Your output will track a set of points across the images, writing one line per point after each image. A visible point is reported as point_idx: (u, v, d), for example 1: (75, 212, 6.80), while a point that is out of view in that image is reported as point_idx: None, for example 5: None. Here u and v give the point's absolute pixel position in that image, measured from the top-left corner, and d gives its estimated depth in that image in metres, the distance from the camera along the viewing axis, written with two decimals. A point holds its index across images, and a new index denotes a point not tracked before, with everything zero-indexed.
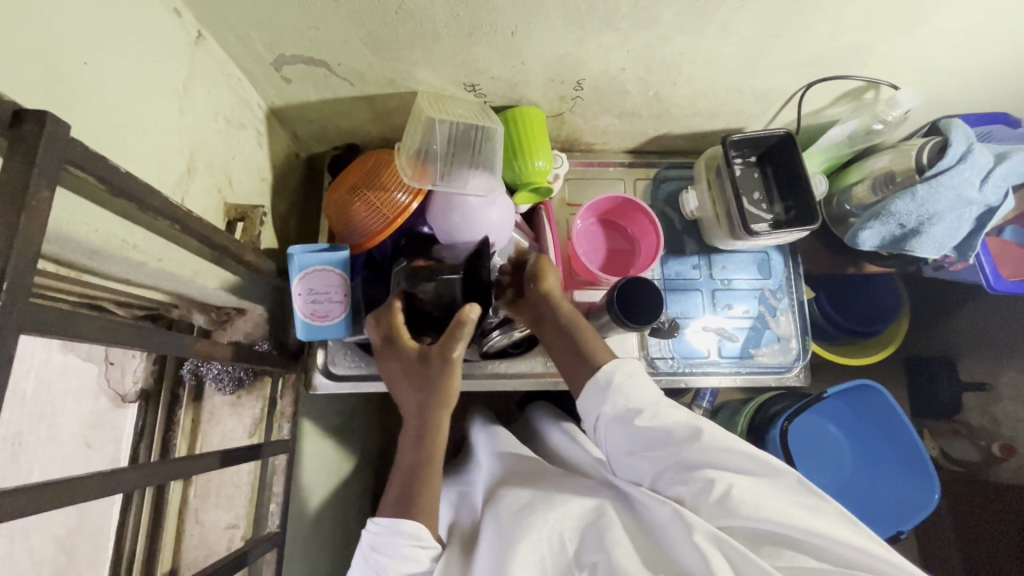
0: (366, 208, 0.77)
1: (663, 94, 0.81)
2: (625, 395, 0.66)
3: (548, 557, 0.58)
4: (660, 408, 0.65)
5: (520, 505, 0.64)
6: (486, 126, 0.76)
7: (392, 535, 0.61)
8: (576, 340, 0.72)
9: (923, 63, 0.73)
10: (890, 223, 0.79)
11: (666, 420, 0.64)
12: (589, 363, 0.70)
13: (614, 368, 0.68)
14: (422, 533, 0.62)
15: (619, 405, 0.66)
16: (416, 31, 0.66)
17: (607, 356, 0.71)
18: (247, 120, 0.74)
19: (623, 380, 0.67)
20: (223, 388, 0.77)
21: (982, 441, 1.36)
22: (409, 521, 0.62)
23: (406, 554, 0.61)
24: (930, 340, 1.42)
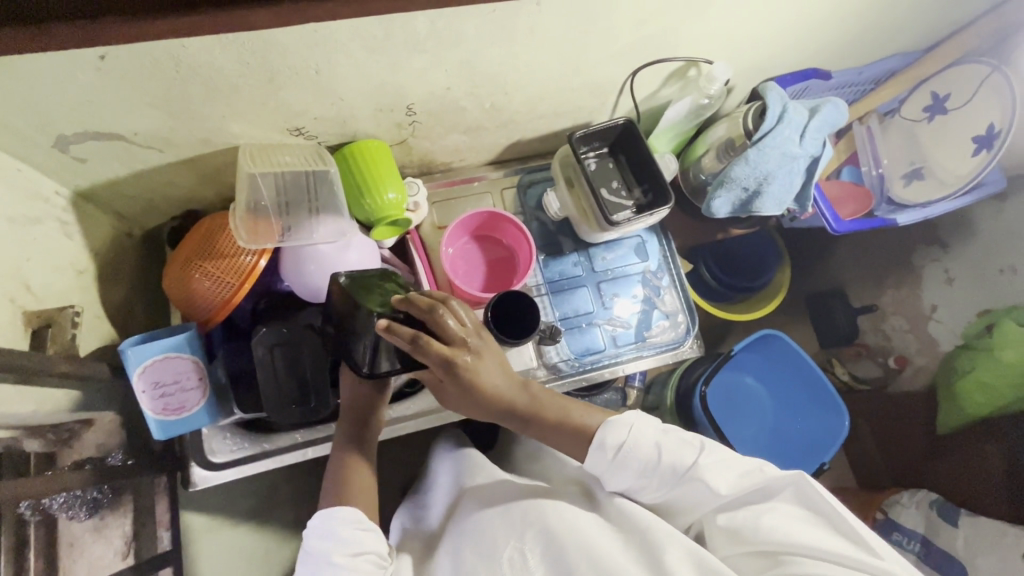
0: (209, 280, 0.71)
1: (499, 104, 0.80)
2: (628, 464, 0.65)
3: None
4: (663, 453, 0.65)
5: (487, 525, 0.69)
6: (318, 169, 0.71)
7: (330, 522, 0.61)
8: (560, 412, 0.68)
9: (727, 36, 0.77)
10: (734, 189, 0.82)
11: (670, 466, 0.65)
12: (579, 431, 0.67)
13: (607, 439, 0.66)
14: (361, 515, 0.63)
15: (624, 463, 0.66)
16: (208, 87, 0.61)
17: (597, 418, 0.69)
18: (43, 212, 0.66)
19: (623, 440, 0.66)
20: (78, 515, 0.67)
21: (880, 358, 1.47)
22: (348, 509, 0.62)
23: (348, 535, 0.61)
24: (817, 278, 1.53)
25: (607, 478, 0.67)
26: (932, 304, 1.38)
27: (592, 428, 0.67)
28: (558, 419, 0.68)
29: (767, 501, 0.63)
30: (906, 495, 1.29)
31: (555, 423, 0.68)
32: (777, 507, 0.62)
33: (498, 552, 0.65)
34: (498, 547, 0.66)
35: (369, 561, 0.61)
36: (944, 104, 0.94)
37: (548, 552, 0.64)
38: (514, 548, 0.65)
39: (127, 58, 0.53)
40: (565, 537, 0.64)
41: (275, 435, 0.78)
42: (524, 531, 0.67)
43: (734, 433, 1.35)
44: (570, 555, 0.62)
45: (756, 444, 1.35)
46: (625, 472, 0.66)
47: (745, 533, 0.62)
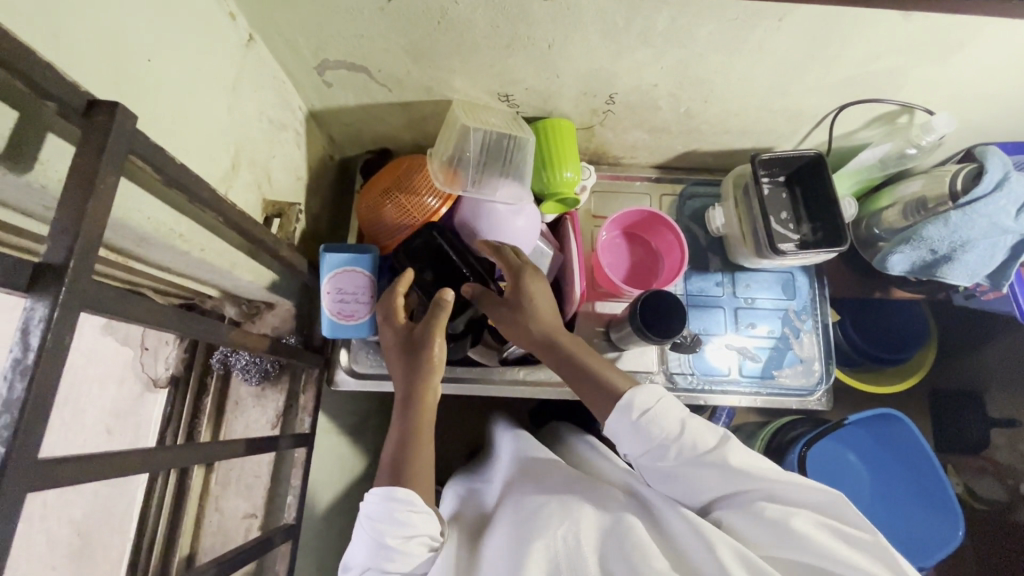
0: (397, 210, 0.80)
1: (693, 112, 0.81)
2: (652, 432, 0.64)
3: (561, 559, 0.58)
4: (692, 440, 0.63)
5: (533, 506, 0.66)
6: (518, 135, 0.77)
7: (387, 502, 0.62)
8: (592, 370, 0.69)
9: (960, 88, 0.73)
10: (921, 248, 0.78)
11: (692, 451, 0.63)
12: (610, 389, 0.68)
13: (632, 400, 0.65)
14: (414, 498, 0.63)
15: (649, 446, 0.64)
16: (455, 42, 0.68)
17: (627, 382, 0.68)
18: (288, 121, 0.77)
19: (647, 416, 0.64)
20: (250, 379, 0.78)
21: (1011, 480, 1.32)
22: (402, 489, 0.63)
23: (403, 520, 0.62)
24: (959, 372, 1.39)
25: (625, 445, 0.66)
26: None
27: (623, 390, 0.67)
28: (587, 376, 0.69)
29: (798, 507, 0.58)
30: None
31: (589, 385, 0.69)
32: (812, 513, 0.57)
33: (549, 529, 0.60)
34: (547, 525, 0.61)
35: (422, 545, 0.62)
36: None
37: (608, 541, 0.59)
38: (565, 529, 0.60)
39: (409, 3, 0.61)
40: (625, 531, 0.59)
41: None
42: (580, 515, 0.62)
43: None
44: (627, 549, 0.57)
45: None
46: (652, 449, 0.64)
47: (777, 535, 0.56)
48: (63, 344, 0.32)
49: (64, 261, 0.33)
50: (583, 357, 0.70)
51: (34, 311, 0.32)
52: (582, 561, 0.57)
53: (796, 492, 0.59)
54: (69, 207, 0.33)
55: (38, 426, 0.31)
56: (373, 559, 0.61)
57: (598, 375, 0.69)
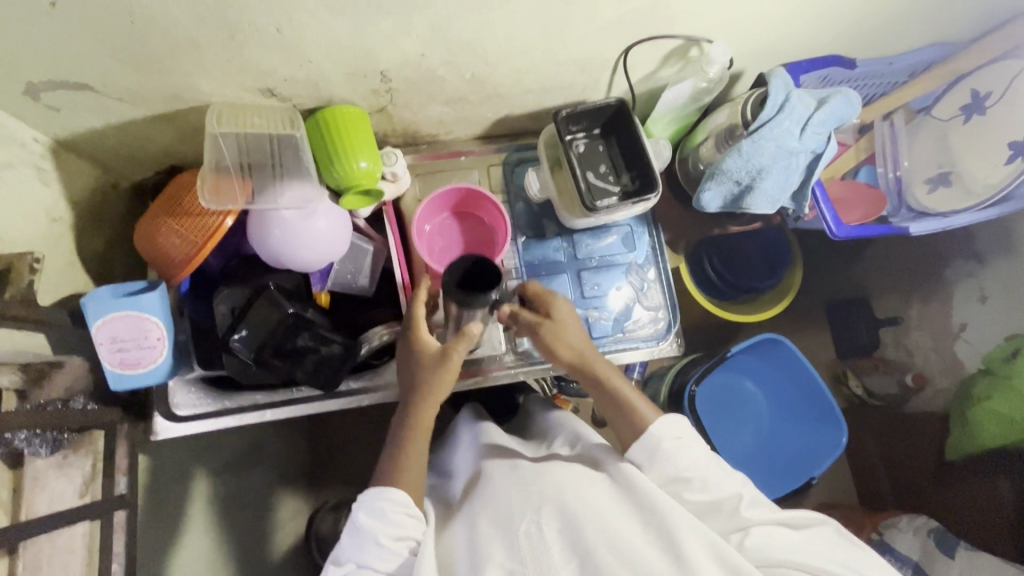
0: (172, 236, 0.72)
1: (481, 76, 0.76)
2: (671, 458, 0.67)
3: (527, 556, 0.59)
4: (707, 470, 0.67)
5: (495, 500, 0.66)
6: (282, 134, 0.71)
7: (379, 502, 0.65)
8: (620, 400, 0.72)
9: (730, 13, 0.71)
10: (725, 182, 0.76)
11: (710, 480, 0.66)
12: (637, 419, 0.71)
13: (660, 432, 0.68)
14: (409, 500, 0.66)
15: (670, 470, 0.67)
16: (168, 41, 0.60)
17: (650, 415, 0.71)
18: (16, 159, 0.67)
19: (672, 445, 0.68)
20: (40, 452, 0.69)
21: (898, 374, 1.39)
22: (393, 494, 0.65)
23: (395, 519, 0.64)
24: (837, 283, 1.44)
25: (649, 469, 0.69)
26: (962, 322, 1.29)
27: (647, 421, 0.70)
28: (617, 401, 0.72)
29: (800, 535, 0.63)
30: (905, 519, 1.22)
31: (613, 411, 0.73)
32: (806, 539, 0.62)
33: (514, 525, 0.62)
34: (513, 522, 0.62)
35: (407, 546, 0.63)
36: (983, 102, 0.85)
37: (566, 528, 0.60)
38: (530, 522, 0.62)
39: (79, 7, 0.53)
40: (581, 514, 0.60)
41: (237, 393, 0.80)
42: (540, 505, 0.63)
43: (728, 436, 1.32)
44: (587, 537, 0.58)
45: (749, 450, 1.31)
46: (674, 459, 0.67)
47: (774, 547, 0.61)
48: None
49: None
50: (620, 385, 0.73)
51: None
52: (545, 550, 0.59)
53: (802, 523, 0.64)
54: None
55: None
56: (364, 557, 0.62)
57: (626, 406, 0.72)
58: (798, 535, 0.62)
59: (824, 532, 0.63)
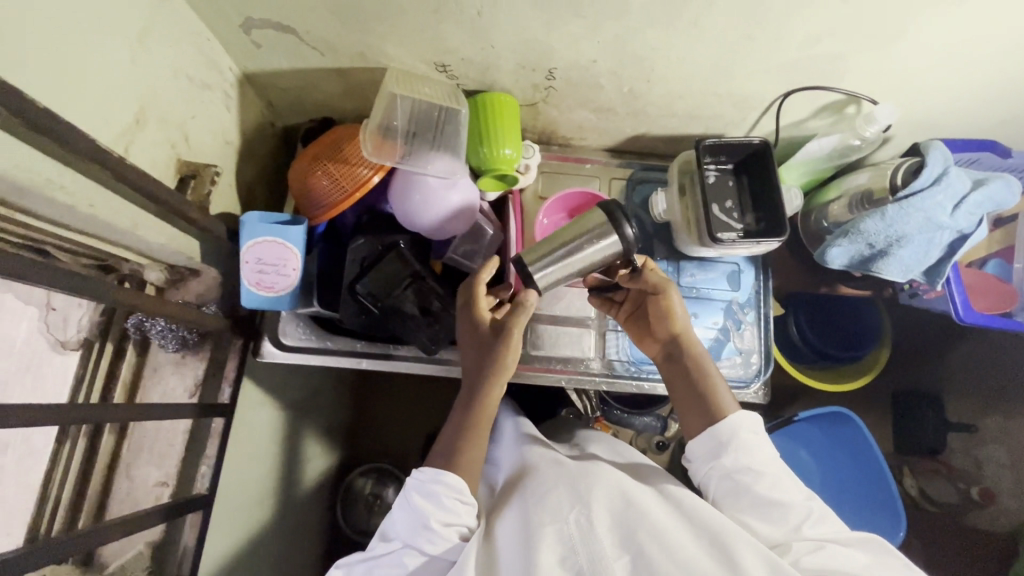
0: (326, 179, 0.77)
1: (638, 92, 0.79)
2: (736, 448, 0.67)
3: (578, 542, 0.59)
4: (776, 475, 0.66)
5: (542, 487, 0.67)
6: (450, 107, 0.76)
7: (435, 484, 0.65)
8: (703, 388, 0.74)
9: (904, 78, 0.71)
10: (859, 242, 0.76)
11: (775, 488, 0.65)
12: (711, 410, 0.71)
13: (738, 423, 0.69)
14: (463, 486, 0.66)
15: (740, 486, 0.66)
16: (382, 4, 0.65)
17: (730, 405, 0.72)
18: (214, 81, 0.74)
19: (749, 439, 0.68)
20: (167, 346, 0.76)
21: (962, 484, 1.33)
22: (452, 475, 0.66)
23: (449, 506, 0.64)
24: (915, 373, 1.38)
25: (725, 498, 0.67)
26: None
27: (724, 413, 0.71)
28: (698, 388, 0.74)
29: (864, 560, 0.59)
30: None
31: (692, 396, 0.74)
32: (870, 562, 0.59)
33: (565, 512, 0.62)
34: (563, 508, 0.62)
35: (456, 533, 0.64)
36: None
37: (619, 526, 0.60)
38: (580, 511, 0.62)
39: None
40: (637, 519, 0.60)
41: (339, 337, 0.84)
42: (591, 499, 0.63)
43: None
44: (640, 538, 0.58)
45: None
46: (749, 449, 0.67)
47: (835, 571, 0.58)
48: None
49: None
50: (707, 369, 0.75)
51: None
52: (596, 541, 0.59)
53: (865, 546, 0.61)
54: None
55: None
56: (414, 534, 0.63)
57: (705, 391, 0.73)
58: (861, 557, 0.60)
59: (893, 563, 0.59)
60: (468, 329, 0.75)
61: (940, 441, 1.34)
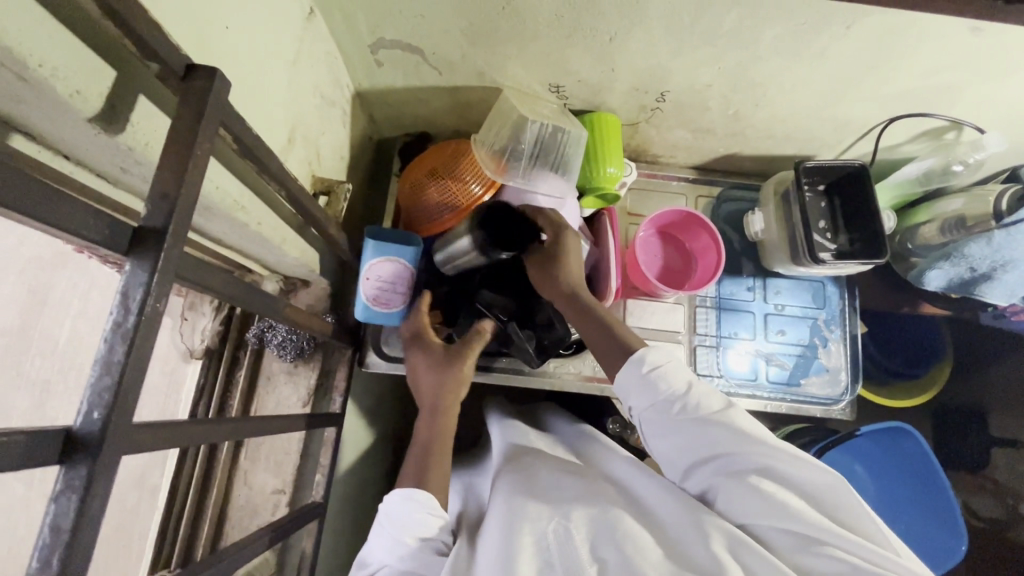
0: (440, 193, 0.79)
1: (742, 115, 0.81)
2: (660, 386, 0.61)
3: (551, 551, 0.52)
4: (690, 398, 0.60)
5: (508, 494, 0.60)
6: (573, 131, 0.78)
7: (404, 502, 0.60)
8: (609, 326, 0.69)
9: (1012, 108, 0.73)
10: (961, 265, 0.80)
11: (695, 416, 0.59)
12: (623, 345, 0.67)
13: (646, 354, 0.63)
14: (433, 501, 0.62)
15: (656, 417, 0.61)
16: (516, 27, 0.67)
17: (639, 342, 0.67)
18: (336, 98, 0.76)
19: (657, 369, 0.62)
20: (285, 356, 0.78)
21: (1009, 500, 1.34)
22: (423, 491, 0.62)
23: (423, 520, 0.59)
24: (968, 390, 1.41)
25: (654, 438, 0.62)
26: None
27: (633, 346, 0.66)
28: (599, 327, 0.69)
29: (775, 473, 0.54)
30: None
31: (596, 334, 0.69)
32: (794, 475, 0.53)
33: (528, 517, 0.55)
34: (534, 512, 0.55)
35: (433, 551, 0.58)
36: None
37: (597, 535, 0.53)
38: (556, 522, 0.54)
39: None
40: (616, 525, 0.53)
41: None
42: (569, 510, 0.56)
43: None
44: (622, 547, 0.51)
45: None
46: (659, 386, 0.61)
47: (755, 492, 0.53)
48: (158, 320, 0.32)
49: (164, 226, 0.32)
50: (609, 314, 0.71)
51: (134, 276, 0.31)
52: (571, 552, 0.52)
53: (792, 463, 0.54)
54: (170, 170, 0.33)
55: (135, 385, 0.30)
56: (390, 557, 0.57)
57: (607, 327, 0.69)
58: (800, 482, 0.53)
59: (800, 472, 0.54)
60: (426, 361, 0.76)
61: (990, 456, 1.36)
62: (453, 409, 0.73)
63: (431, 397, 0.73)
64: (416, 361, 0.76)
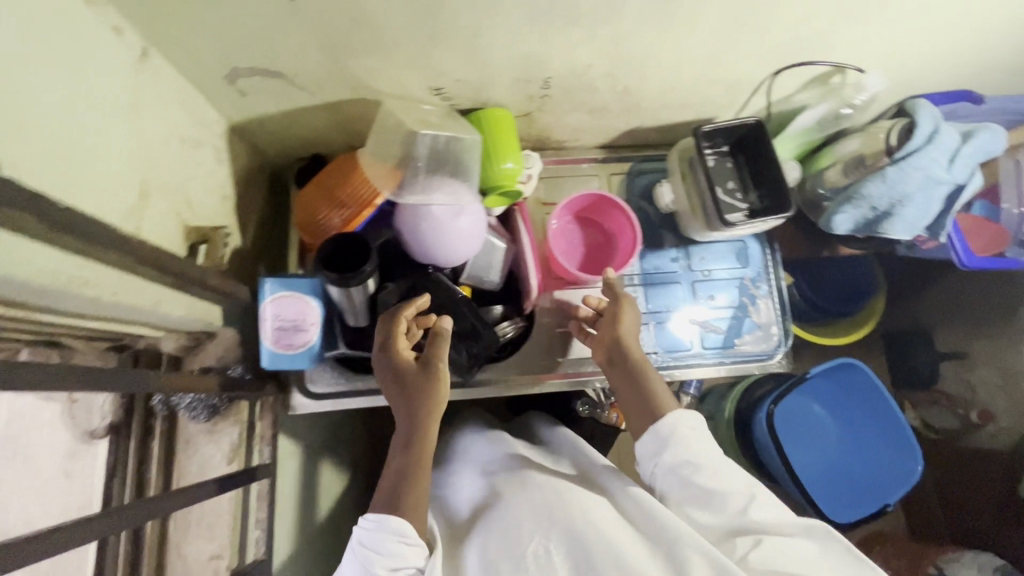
0: (333, 211, 0.76)
1: (631, 90, 0.80)
2: (683, 448, 0.68)
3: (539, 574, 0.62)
4: (717, 463, 0.67)
5: (507, 518, 0.69)
6: (467, 137, 0.75)
7: (379, 532, 0.62)
8: (643, 380, 0.73)
9: (889, 45, 0.73)
10: (862, 206, 0.79)
11: (713, 476, 0.67)
12: (655, 406, 0.72)
13: (676, 419, 0.70)
14: (408, 528, 0.63)
15: (672, 461, 0.68)
16: (374, 37, 0.63)
17: (672, 402, 0.72)
18: (204, 136, 0.71)
19: (687, 432, 0.69)
20: (198, 417, 0.74)
21: (961, 409, 1.40)
22: (397, 517, 0.63)
23: (393, 550, 0.61)
24: (906, 314, 1.49)
25: (670, 493, 0.69)
26: None
27: (665, 407, 0.71)
28: (634, 373, 0.75)
29: (789, 540, 0.63)
30: None
31: (630, 390, 0.74)
32: (799, 541, 0.63)
33: (523, 546, 0.65)
34: (522, 539, 0.66)
35: None
36: None
37: (574, 550, 0.64)
38: (537, 543, 0.65)
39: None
40: (589, 540, 0.64)
41: (369, 376, 0.83)
42: (550, 529, 0.66)
43: (795, 456, 1.31)
44: (596, 559, 0.63)
45: (816, 473, 1.31)
46: (699, 449, 0.68)
47: (771, 562, 0.61)
48: None
49: None
50: (648, 370, 0.75)
51: None
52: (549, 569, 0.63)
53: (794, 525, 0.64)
54: None
55: None
56: None
57: (643, 384, 0.73)
58: (806, 549, 0.63)
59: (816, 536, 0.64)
60: (391, 373, 0.71)
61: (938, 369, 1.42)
62: (429, 436, 0.69)
63: (408, 421, 0.69)
64: (387, 379, 0.71)
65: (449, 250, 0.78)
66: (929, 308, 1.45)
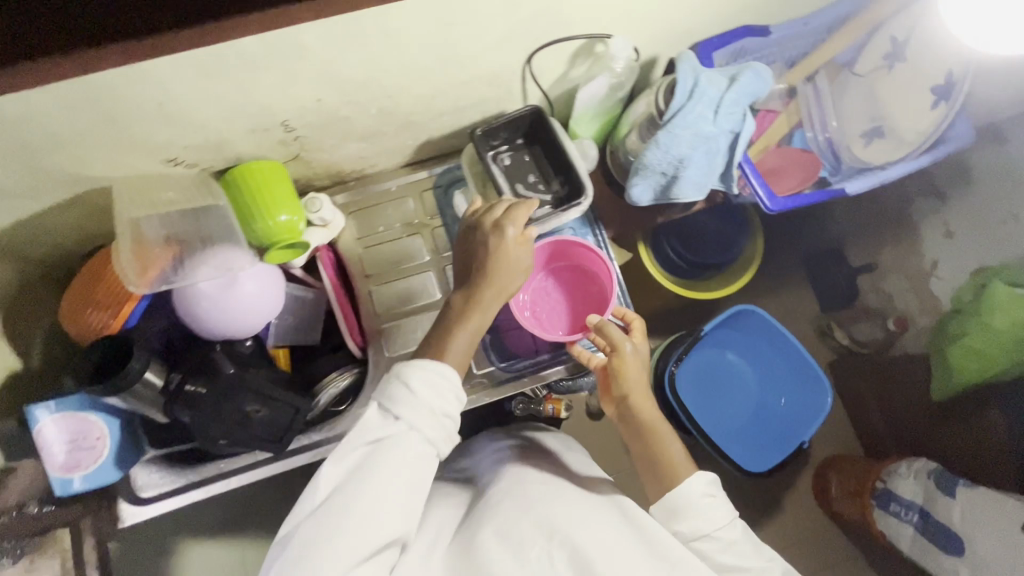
0: (96, 316, 0.71)
1: (388, 108, 0.75)
2: (702, 511, 0.66)
3: None
4: (733, 525, 0.66)
5: (506, 530, 0.63)
6: (203, 207, 0.72)
7: (415, 391, 0.57)
8: (651, 440, 0.75)
9: (625, 7, 0.69)
10: (651, 175, 0.75)
11: (722, 530, 0.65)
12: (667, 469, 0.73)
13: (696, 487, 0.68)
14: (446, 380, 0.58)
15: (689, 520, 0.66)
16: (46, 134, 0.58)
17: (684, 471, 0.72)
18: None
19: (706, 500, 0.67)
20: None
21: (881, 320, 1.31)
22: (443, 374, 0.58)
23: (425, 400, 0.57)
24: (822, 234, 1.37)
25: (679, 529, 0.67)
26: (933, 258, 1.23)
27: (680, 474, 0.72)
28: (647, 427, 0.76)
29: None
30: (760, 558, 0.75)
31: (642, 450, 0.76)
32: None
33: (526, 551, 0.60)
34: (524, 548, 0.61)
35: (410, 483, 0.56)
36: (903, 50, 0.83)
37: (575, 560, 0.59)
38: (542, 551, 0.60)
39: None
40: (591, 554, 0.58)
41: (203, 466, 0.77)
42: (557, 535, 0.61)
43: (714, 413, 1.28)
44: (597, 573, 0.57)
45: (738, 425, 1.28)
46: (703, 517, 0.66)
47: None
48: None
49: None
50: (658, 431, 0.76)
51: None
52: None
53: None
54: None
55: None
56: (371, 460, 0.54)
57: (656, 446, 0.75)
58: None
59: None
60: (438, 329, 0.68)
61: (855, 286, 1.34)
62: None
63: None
64: None
65: (235, 321, 0.74)
66: (838, 225, 1.37)
